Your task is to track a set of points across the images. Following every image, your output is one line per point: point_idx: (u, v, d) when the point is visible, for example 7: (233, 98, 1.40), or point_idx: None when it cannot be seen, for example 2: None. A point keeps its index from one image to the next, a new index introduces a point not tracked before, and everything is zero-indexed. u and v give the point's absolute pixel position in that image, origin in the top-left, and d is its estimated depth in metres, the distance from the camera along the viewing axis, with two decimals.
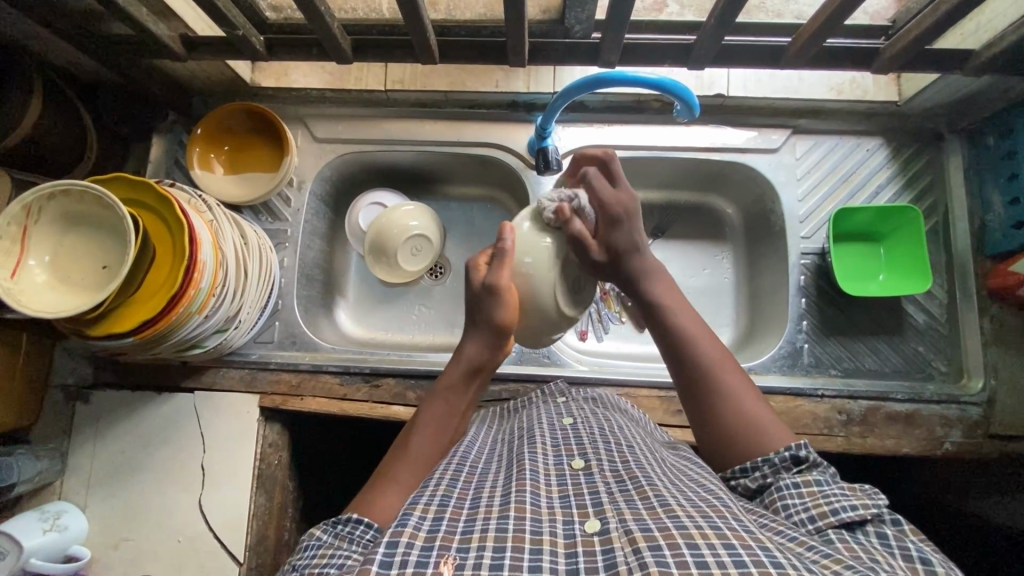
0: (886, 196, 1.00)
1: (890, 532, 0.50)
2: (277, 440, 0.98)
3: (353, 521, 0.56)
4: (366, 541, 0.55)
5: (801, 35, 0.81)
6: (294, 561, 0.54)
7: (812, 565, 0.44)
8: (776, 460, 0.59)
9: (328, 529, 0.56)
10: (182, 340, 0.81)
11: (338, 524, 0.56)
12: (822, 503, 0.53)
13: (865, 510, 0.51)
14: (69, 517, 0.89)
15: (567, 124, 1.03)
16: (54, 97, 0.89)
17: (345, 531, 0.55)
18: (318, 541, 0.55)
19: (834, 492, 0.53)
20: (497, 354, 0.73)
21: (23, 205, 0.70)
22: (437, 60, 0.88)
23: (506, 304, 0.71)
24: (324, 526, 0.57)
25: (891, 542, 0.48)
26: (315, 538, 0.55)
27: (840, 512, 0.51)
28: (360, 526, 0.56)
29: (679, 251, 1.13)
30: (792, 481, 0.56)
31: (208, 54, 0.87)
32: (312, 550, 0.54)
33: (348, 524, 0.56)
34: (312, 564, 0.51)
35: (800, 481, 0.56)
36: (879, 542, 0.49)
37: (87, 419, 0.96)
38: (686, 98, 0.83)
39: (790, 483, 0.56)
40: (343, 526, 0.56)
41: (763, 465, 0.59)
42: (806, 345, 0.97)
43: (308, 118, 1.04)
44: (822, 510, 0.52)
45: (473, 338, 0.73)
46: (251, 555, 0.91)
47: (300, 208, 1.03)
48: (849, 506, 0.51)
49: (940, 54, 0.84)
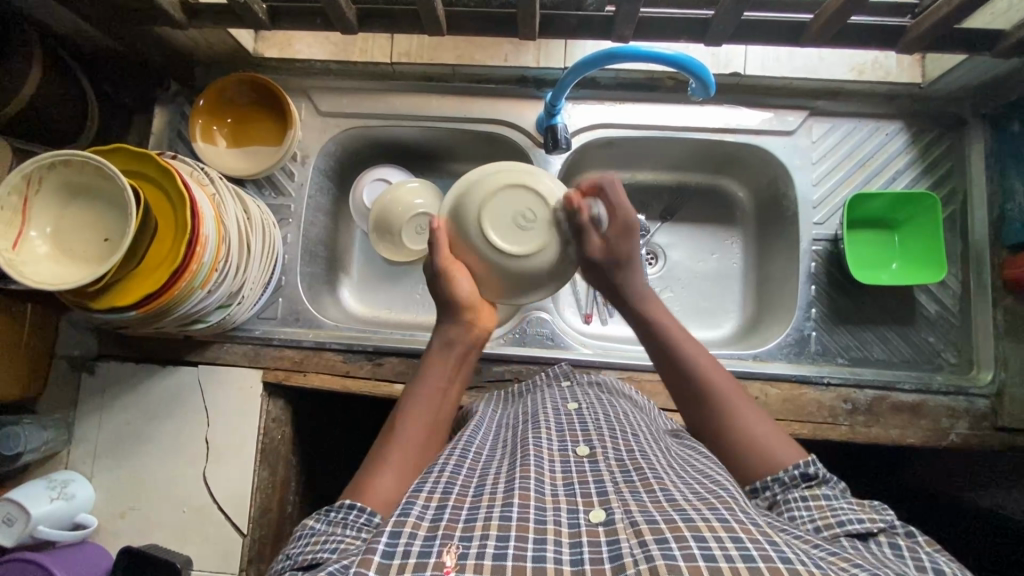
0: (903, 182, 0.98)
1: (903, 542, 0.50)
2: (281, 415, 0.99)
3: (346, 507, 0.55)
4: (360, 526, 0.54)
5: (825, 12, 0.78)
6: (288, 550, 0.54)
7: (821, 561, 0.44)
8: (786, 477, 0.58)
9: (321, 518, 0.55)
10: (184, 314, 0.81)
11: (332, 512, 0.55)
12: (829, 515, 0.53)
13: (872, 523, 0.51)
14: (77, 486, 0.91)
15: (578, 101, 0.99)
16: (53, 63, 0.86)
17: (338, 517, 0.54)
18: (311, 530, 0.54)
19: (841, 506, 0.53)
20: (473, 333, 0.73)
21: (23, 174, 0.69)
22: (444, 32, 0.85)
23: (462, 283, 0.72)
24: (317, 516, 0.56)
25: (903, 552, 0.48)
26: (308, 527, 0.55)
27: (846, 524, 0.51)
28: (354, 511, 0.55)
29: (689, 235, 1.11)
30: (801, 494, 0.56)
31: (209, 22, 0.85)
32: (306, 538, 0.54)
33: (342, 510, 0.55)
34: (303, 552, 0.52)
35: (809, 495, 0.55)
36: (892, 551, 0.49)
37: (93, 390, 0.97)
38: (702, 76, 0.79)
39: (798, 496, 0.56)
40: (337, 512, 0.55)
41: (773, 483, 0.59)
42: (814, 333, 0.96)
43: (312, 91, 1.02)
44: (828, 521, 0.52)
45: (446, 321, 0.73)
46: (254, 527, 0.92)
47: (304, 182, 1.01)
48: (856, 519, 0.52)
49: (969, 34, 0.81)
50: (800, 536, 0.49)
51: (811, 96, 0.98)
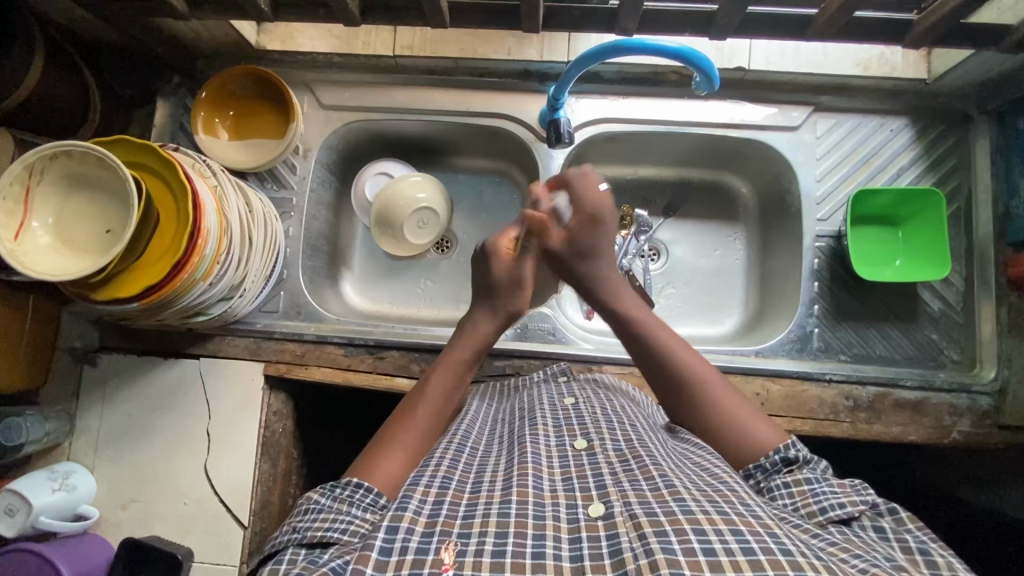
0: (907, 179, 0.97)
1: (886, 526, 0.51)
2: (282, 408, 0.99)
3: (353, 485, 0.55)
4: (367, 505, 0.54)
5: (830, 6, 0.77)
6: (293, 524, 0.54)
7: (821, 551, 0.45)
8: (768, 464, 0.59)
9: (326, 492, 0.55)
10: (185, 307, 0.81)
11: (338, 488, 0.55)
12: (811, 502, 0.54)
13: (854, 507, 0.52)
14: (78, 478, 0.91)
15: (581, 95, 0.99)
16: (56, 56, 0.86)
17: (344, 494, 0.54)
18: (318, 505, 0.54)
19: (824, 491, 0.54)
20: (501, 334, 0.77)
21: (25, 165, 0.68)
22: (447, 24, 0.85)
23: (523, 297, 0.78)
24: (322, 491, 0.56)
25: (888, 535, 0.50)
26: (314, 501, 0.55)
27: (830, 511, 0.52)
28: (361, 490, 0.54)
29: (691, 231, 1.11)
30: (783, 481, 0.56)
31: (212, 14, 0.84)
32: (313, 513, 0.53)
33: (348, 487, 0.55)
34: (312, 528, 0.51)
35: (790, 481, 0.56)
36: (877, 536, 0.50)
37: (95, 382, 0.97)
38: (706, 70, 0.79)
39: (781, 484, 0.56)
40: (343, 489, 0.55)
41: (757, 471, 0.59)
42: (816, 329, 0.96)
43: (314, 84, 1.01)
44: (811, 509, 0.53)
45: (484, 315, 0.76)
46: (256, 520, 0.92)
47: (305, 175, 1.01)
48: (837, 504, 0.52)
49: (974, 29, 0.80)
50: (799, 525, 0.50)
51: (815, 92, 0.98)
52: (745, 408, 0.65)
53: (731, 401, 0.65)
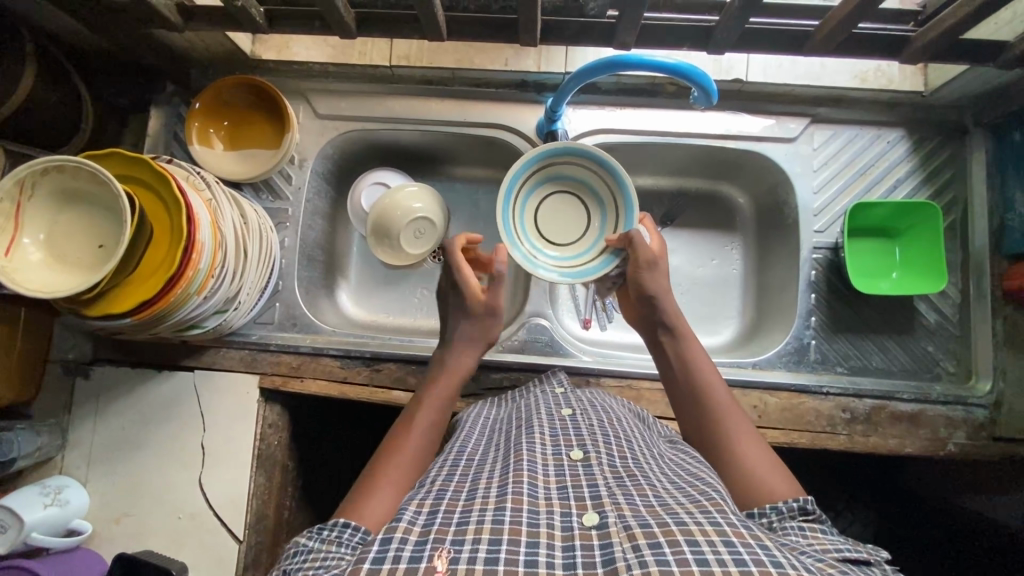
0: (904, 191, 0.97)
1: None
2: (277, 421, 0.98)
3: (340, 525, 0.54)
4: (356, 543, 0.53)
5: (828, 22, 0.77)
6: (283, 569, 0.52)
7: (811, 566, 0.44)
8: (785, 507, 0.56)
9: (313, 535, 0.54)
10: (179, 321, 0.80)
11: (324, 530, 0.54)
12: (826, 543, 0.51)
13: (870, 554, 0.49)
14: (71, 492, 0.90)
15: (578, 106, 0.98)
16: (47, 66, 0.85)
17: (331, 535, 0.53)
18: (304, 549, 0.52)
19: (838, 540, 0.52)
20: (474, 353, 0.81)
21: (16, 180, 0.67)
22: (443, 36, 0.84)
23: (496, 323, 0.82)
24: (308, 534, 0.54)
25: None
26: (299, 545, 0.53)
27: (844, 551, 0.50)
28: (348, 529, 0.54)
29: (689, 241, 1.11)
30: (797, 524, 0.54)
31: (206, 25, 0.83)
32: (300, 556, 0.52)
33: (334, 528, 0.54)
34: (302, 569, 0.50)
35: (805, 526, 0.54)
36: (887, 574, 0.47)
37: (88, 394, 0.96)
38: (703, 84, 0.79)
39: (795, 526, 0.54)
40: (330, 531, 0.54)
41: (770, 510, 0.57)
42: (813, 342, 0.96)
43: (310, 93, 1.01)
44: (826, 547, 0.50)
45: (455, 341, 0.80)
46: (251, 533, 0.92)
47: (301, 186, 1.00)
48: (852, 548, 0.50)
49: (971, 45, 0.80)
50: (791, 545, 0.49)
51: (812, 104, 0.98)
52: (766, 459, 0.63)
53: (755, 452, 0.64)
